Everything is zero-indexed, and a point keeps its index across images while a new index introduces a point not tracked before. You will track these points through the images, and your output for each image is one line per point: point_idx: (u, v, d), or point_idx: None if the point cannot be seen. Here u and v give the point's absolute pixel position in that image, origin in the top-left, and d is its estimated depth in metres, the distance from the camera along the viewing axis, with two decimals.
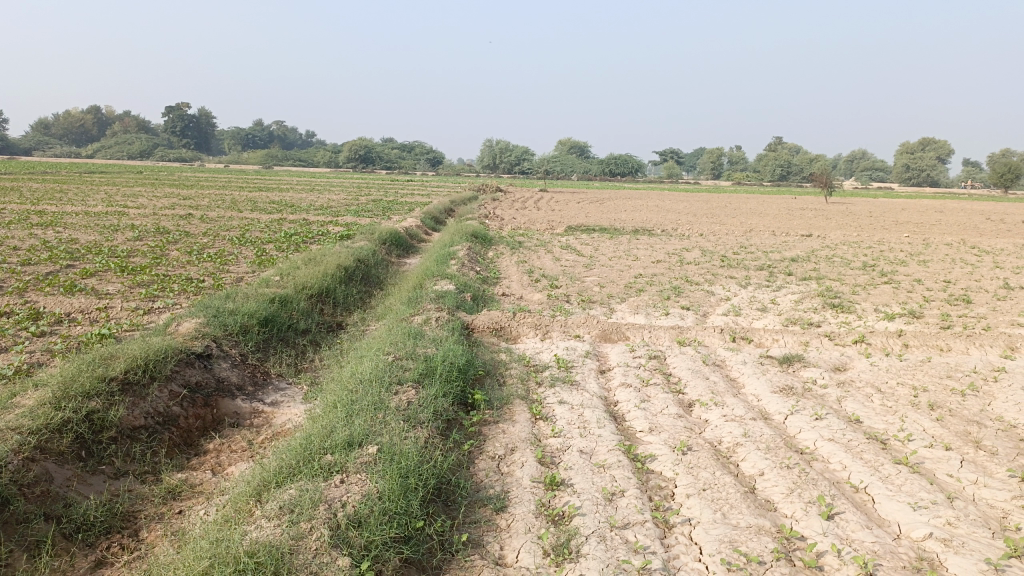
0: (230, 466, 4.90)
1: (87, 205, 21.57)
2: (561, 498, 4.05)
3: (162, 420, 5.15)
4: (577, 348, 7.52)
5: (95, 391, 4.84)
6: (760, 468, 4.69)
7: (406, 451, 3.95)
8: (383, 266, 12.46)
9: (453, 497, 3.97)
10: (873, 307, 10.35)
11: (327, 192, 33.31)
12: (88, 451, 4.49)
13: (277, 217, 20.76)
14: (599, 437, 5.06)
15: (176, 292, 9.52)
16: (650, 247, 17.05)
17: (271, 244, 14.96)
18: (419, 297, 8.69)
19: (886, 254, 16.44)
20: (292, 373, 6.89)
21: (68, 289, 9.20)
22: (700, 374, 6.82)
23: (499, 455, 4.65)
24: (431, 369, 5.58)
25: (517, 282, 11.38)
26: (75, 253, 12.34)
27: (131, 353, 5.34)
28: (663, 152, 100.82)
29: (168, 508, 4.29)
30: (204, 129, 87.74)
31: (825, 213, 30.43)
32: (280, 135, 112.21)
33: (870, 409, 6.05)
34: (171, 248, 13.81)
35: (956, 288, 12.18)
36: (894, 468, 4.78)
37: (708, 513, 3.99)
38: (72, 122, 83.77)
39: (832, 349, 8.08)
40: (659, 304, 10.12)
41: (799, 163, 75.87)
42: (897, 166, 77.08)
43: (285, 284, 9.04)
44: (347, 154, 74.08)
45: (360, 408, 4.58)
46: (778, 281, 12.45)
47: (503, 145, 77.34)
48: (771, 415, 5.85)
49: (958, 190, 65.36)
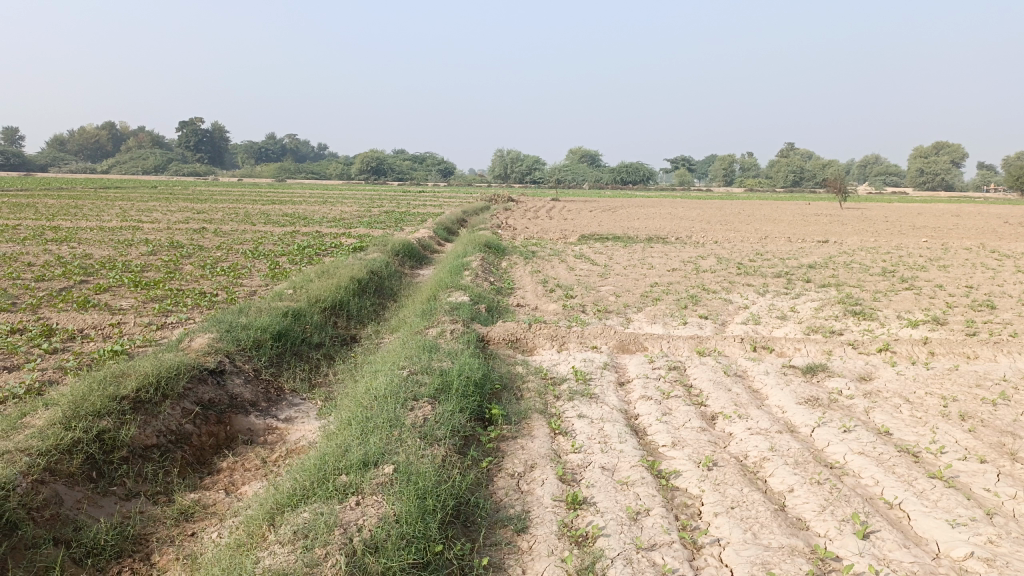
0: (243, 485, 4.79)
1: (101, 220, 21.65)
2: (584, 518, 3.91)
3: (175, 438, 5.05)
4: (595, 359, 7.38)
5: (106, 410, 4.74)
6: (789, 483, 4.54)
7: (423, 470, 3.81)
8: (396, 277, 12.37)
9: (472, 518, 3.83)
10: (895, 314, 10.15)
11: (339, 204, 33.36)
12: (99, 471, 4.39)
13: (289, 230, 20.76)
14: (621, 452, 4.92)
15: (189, 306, 9.46)
16: (664, 255, 16.88)
17: (284, 257, 14.91)
18: (433, 309, 8.59)
19: (905, 260, 16.18)
20: (306, 389, 6.79)
21: (81, 305, 9.16)
22: (722, 385, 6.67)
23: (519, 472, 4.52)
24: (447, 384, 5.46)
25: (531, 292, 11.25)
26: (88, 269, 12.33)
27: (142, 370, 5.25)
28: (675, 160, 100.47)
29: (181, 530, 4.18)
30: (217, 143, 88.39)
31: (840, 218, 30.16)
32: (292, 149, 112.97)
33: (899, 420, 5.87)
34: (184, 262, 13.79)
35: (978, 293, 11.93)
36: (928, 482, 4.61)
37: (737, 533, 3.85)
38: (88, 138, 84.56)
39: (856, 358, 7.90)
40: (677, 313, 9.96)
41: (812, 168, 75.46)
42: (911, 171, 76.55)
43: (298, 297, 8.95)
44: (359, 166, 74.31)
45: (375, 425, 4.46)
46: (796, 289, 12.26)
47: (514, 154, 77.32)
48: (797, 428, 5.69)
49: (974, 194, 64.72)
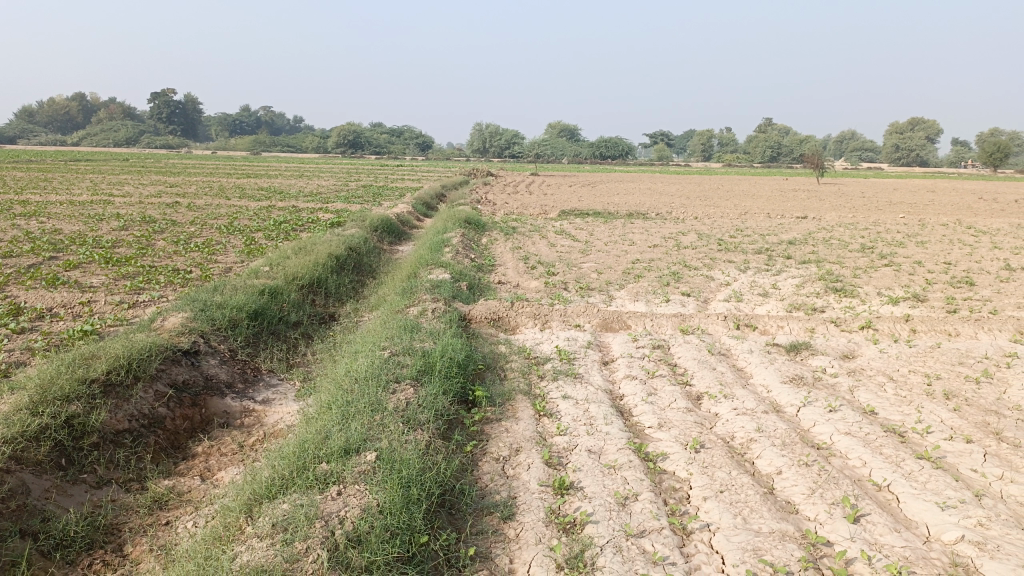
0: (219, 471, 4.65)
1: (71, 194, 21.14)
2: (572, 504, 3.82)
3: (148, 422, 4.89)
4: (578, 338, 7.28)
5: (76, 394, 4.56)
6: (777, 466, 4.48)
7: (407, 457, 3.70)
8: (375, 254, 12.17)
9: (457, 505, 3.73)
10: (876, 291, 10.14)
11: (316, 177, 32.91)
12: (68, 459, 4.23)
13: (265, 204, 20.38)
14: (608, 434, 4.83)
15: (162, 284, 9.22)
16: (645, 231, 16.79)
17: (260, 232, 14.62)
18: (413, 287, 8.44)
19: (884, 236, 16.21)
20: (284, 369, 6.63)
21: (50, 283, 8.89)
22: (706, 364, 6.60)
23: (504, 457, 4.42)
24: (429, 365, 5.33)
25: (513, 269, 11.11)
26: (57, 244, 12.00)
27: (113, 352, 5.07)
28: (653, 133, 100.22)
29: (155, 519, 4.04)
30: (190, 115, 86.80)
31: (818, 194, 30.26)
32: (267, 122, 111.28)
33: (884, 399, 5.84)
34: (157, 238, 13.47)
35: (957, 269, 11.98)
36: (916, 463, 4.57)
37: (727, 518, 3.78)
38: (57, 109, 82.65)
39: (839, 336, 7.87)
40: (659, 291, 9.87)
41: (789, 143, 75.60)
42: (886, 146, 77.00)
43: (275, 275, 8.75)
44: (336, 139, 73.32)
45: (356, 409, 4.33)
46: (777, 265, 12.22)
47: (492, 127, 76.72)
48: (783, 408, 5.64)
49: (949, 170, 65.26)
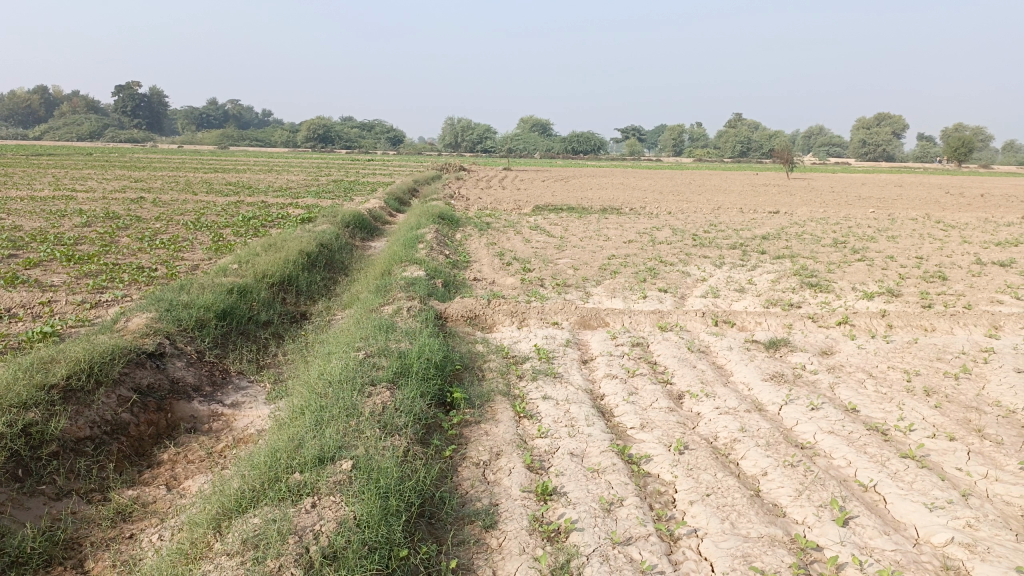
0: (186, 480, 4.46)
1: (32, 189, 20.57)
2: (556, 510, 3.70)
3: (110, 429, 4.68)
4: (556, 336, 7.15)
5: (33, 400, 4.34)
6: (762, 467, 4.39)
7: (385, 465, 3.54)
8: (347, 250, 11.96)
9: (437, 514, 3.60)
10: (851, 286, 10.14)
11: (285, 172, 32.48)
12: (25, 469, 4.01)
13: (234, 200, 19.97)
14: (589, 436, 4.72)
15: (127, 283, 8.94)
16: (620, 226, 16.75)
17: (228, 228, 14.29)
18: (387, 285, 8.25)
19: (855, 231, 16.31)
20: (254, 371, 6.43)
21: (10, 282, 8.57)
22: (687, 362, 6.51)
23: (485, 461, 4.28)
24: (405, 367, 5.18)
25: (487, 266, 10.97)
26: (18, 242, 11.62)
27: (73, 356, 4.84)
28: (625, 129, 100.55)
29: (118, 532, 3.85)
30: (156, 109, 85.24)
31: (789, 189, 30.48)
32: (235, 116, 109.75)
33: (865, 397, 5.80)
34: (122, 234, 13.12)
35: (929, 264, 12.05)
36: (902, 463, 4.51)
37: (715, 523, 3.68)
38: (17, 102, 80.71)
39: (817, 332, 7.84)
40: (636, 287, 9.78)
41: (759, 138, 76.11)
42: (853, 142, 77.98)
43: (244, 273, 8.52)
44: (306, 133, 72.52)
45: (329, 415, 4.16)
46: (752, 260, 12.20)
47: (464, 121, 76.30)
48: (764, 406, 5.57)
49: (915, 165, 66.31)
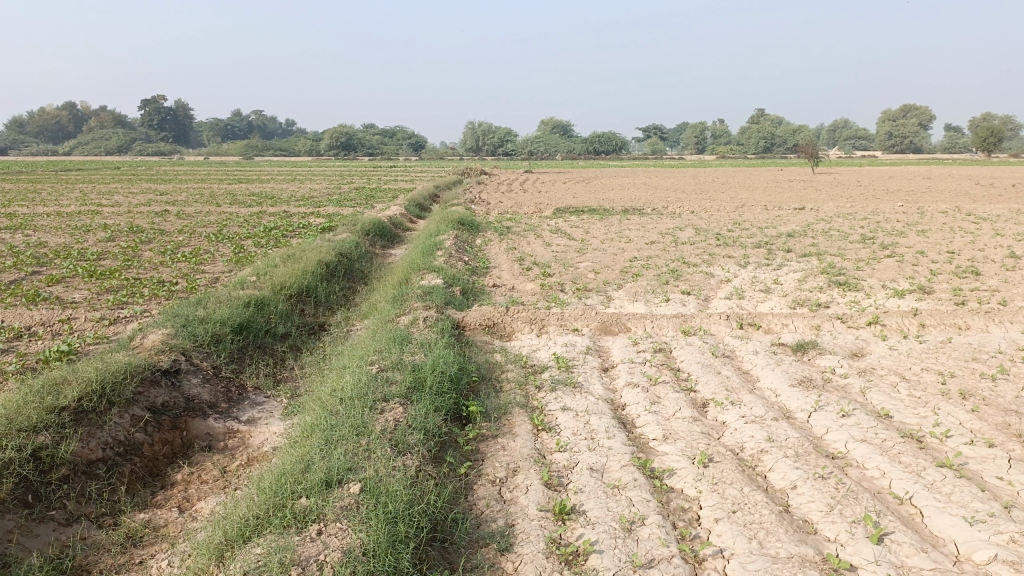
0: (199, 502, 4.38)
1: (59, 204, 20.84)
2: (574, 531, 3.56)
3: (123, 450, 4.61)
4: (576, 343, 7.00)
5: (44, 423, 4.28)
6: (791, 479, 4.21)
7: (394, 488, 3.44)
8: (367, 259, 11.90)
9: (450, 537, 3.48)
10: (881, 283, 9.86)
11: (307, 181, 32.63)
12: (34, 494, 3.95)
13: (256, 211, 20.04)
14: (610, 449, 4.56)
15: (147, 298, 8.92)
16: (642, 227, 16.55)
17: (249, 240, 14.30)
18: (405, 294, 8.16)
19: (884, 226, 15.95)
20: (270, 385, 6.35)
21: (31, 299, 8.59)
22: (711, 368, 6.33)
23: (501, 478, 4.15)
24: (420, 381, 5.07)
25: (507, 271, 10.85)
26: (41, 258, 11.69)
27: (85, 376, 4.78)
28: (647, 128, 100.02)
29: (127, 558, 3.77)
30: (181, 121, 86.29)
31: (815, 184, 29.98)
32: (259, 126, 110.83)
33: (898, 401, 5.57)
34: (144, 248, 13.17)
35: (961, 259, 11.71)
36: (939, 473, 4.30)
37: (742, 542, 3.51)
38: (47, 119, 82.16)
39: (846, 333, 7.60)
40: (658, 290, 9.58)
41: (782, 133, 75.14)
42: (879, 133, 76.79)
43: (262, 285, 8.47)
44: (329, 141, 72.97)
45: (339, 434, 4.06)
46: (777, 260, 11.94)
47: (485, 124, 76.28)
48: (793, 414, 5.37)
49: (944, 156, 65.13)
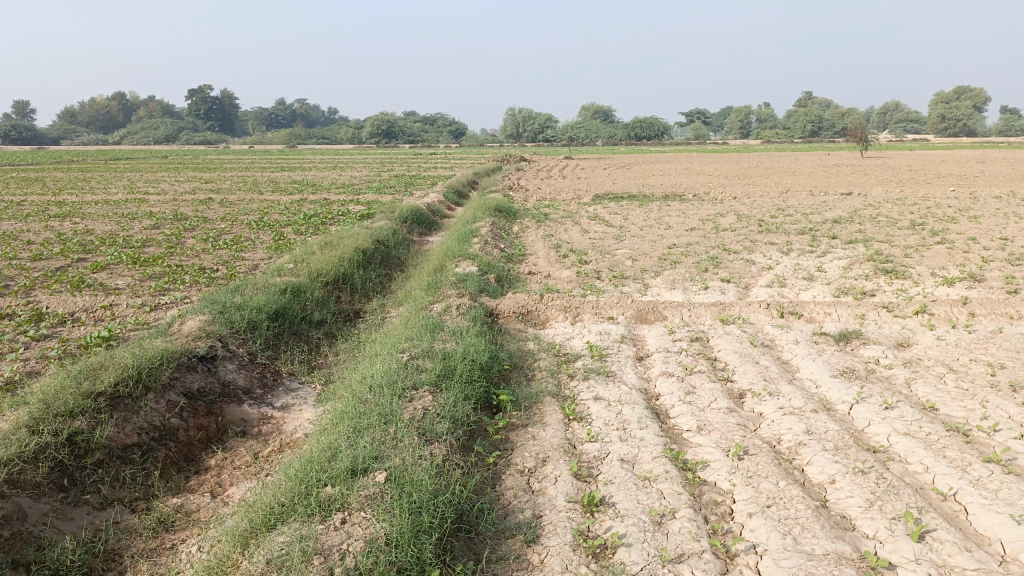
0: (231, 487, 4.42)
1: (107, 193, 21.27)
2: (603, 523, 3.49)
3: (158, 435, 4.67)
4: (611, 332, 6.90)
5: (80, 408, 4.35)
6: (829, 474, 4.08)
7: (420, 478, 3.42)
8: (404, 246, 11.92)
9: (476, 527, 3.45)
10: (929, 271, 9.54)
11: (349, 169, 32.87)
12: (70, 479, 4.02)
13: (296, 198, 20.22)
14: (642, 440, 4.47)
15: (187, 285, 9.05)
16: (682, 213, 16.29)
17: (289, 227, 14.41)
18: (439, 281, 8.14)
19: (934, 212, 15.45)
20: (305, 371, 6.39)
21: (76, 286, 8.77)
22: (749, 358, 6.18)
23: (530, 468, 4.10)
24: (450, 369, 5.04)
25: (544, 259, 10.77)
26: (87, 245, 11.95)
27: (121, 362, 4.84)
28: (689, 113, 98.65)
29: (159, 543, 3.82)
30: (226, 111, 87.63)
31: (862, 169, 29.23)
32: (302, 114, 112.04)
33: (944, 393, 5.38)
34: (187, 235, 13.37)
35: (1015, 246, 11.29)
36: (985, 468, 4.13)
37: (776, 538, 3.41)
38: (98, 109, 84.09)
39: (891, 322, 7.37)
40: (697, 277, 9.41)
41: (829, 117, 73.33)
42: (931, 116, 74.57)
43: (299, 272, 8.51)
44: (370, 129, 73.40)
45: (368, 422, 4.05)
46: (821, 246, 11.65)
47: (525, 111, 76.02)
48: (833, 406, 5.21)
49: (998, 140, 63.02)
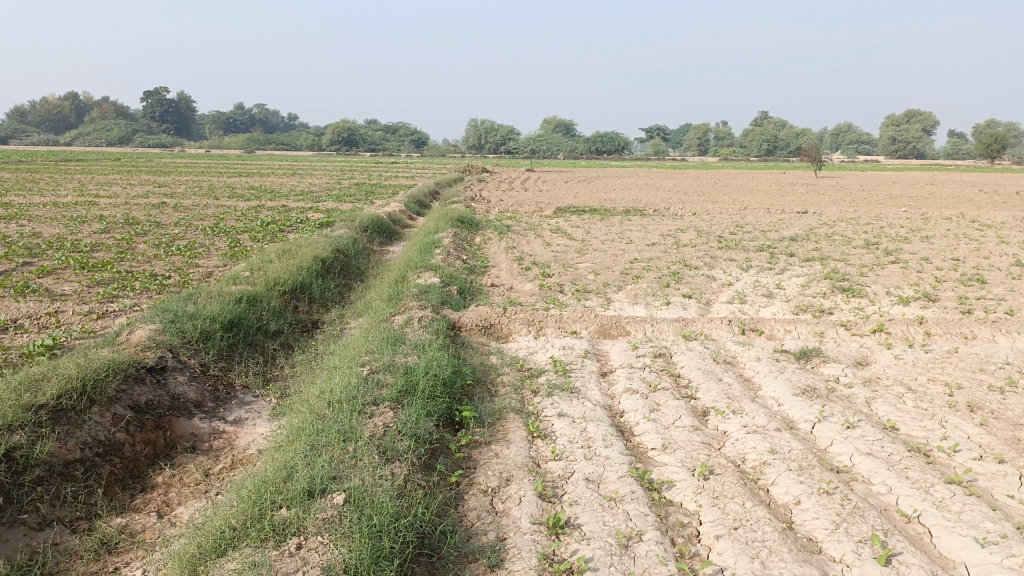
0: (178, 507, 4.22)
1: (57, 196, 20.62)
2: (569, 547, 3.40)
3: (103, 450, 4.44)
4: (574, 347, 6.84)
5: (19, 422, 4.11)
6: (795, 494, 4.05)
7: (379, 499, 3.30)
8: (364, 255, 11.73)
9: (438, 551, 3.33)
10: (885, 290, 9.70)
11: (308, 176, 32.49)
12: (6, 497, 3.78)
13: (254, 205, 19.83)
14: (607, 459, 4.40)
15: (138, 292, 8.76)
16: (643, 228, 16.37)
17: (246, 234, 14.10)
18: (400, 292, 7.98)
19: (887, 231, 15.78)
20: (259, 384, 6.19)
21: (19, 291, 8.42)
22: (712, 375, 6.16)
23: (493, 488, 3.99)
24: (411, 384, 4.90)
25: (506, 271, 10.69)
26: (34, 249, 11.54)
27: (65, 373, 4.60)
28: (649, 129, 99.78)
29: (100, 566, 3.62)
30: (183, 114, 86.05)
31: (818, 187, 29.82)
32: (261, 120, 110.72)
33: (904, 413, 5.41)
34: (140, 241, 12.99)
35: (967, 266, 11.54)
36: (947, 489, 4.14)
37: (743, 561, 3.35)
38: (49, 108, 81.95)
39: (850, 340, 7.44)
40: (659, 293, 9.42)
41: (785, 135, 74.71)
42: (883, 139, 76.58)
43: (255, 281, 8.29)
44: (330, 137, 72.76)
45: (326, 440, 3.90)
46: (780, 264, 11.78)
47: (488, 123, 76.14)
48: (796, 424, 5.20)
49: (946, 162, 64.97)
